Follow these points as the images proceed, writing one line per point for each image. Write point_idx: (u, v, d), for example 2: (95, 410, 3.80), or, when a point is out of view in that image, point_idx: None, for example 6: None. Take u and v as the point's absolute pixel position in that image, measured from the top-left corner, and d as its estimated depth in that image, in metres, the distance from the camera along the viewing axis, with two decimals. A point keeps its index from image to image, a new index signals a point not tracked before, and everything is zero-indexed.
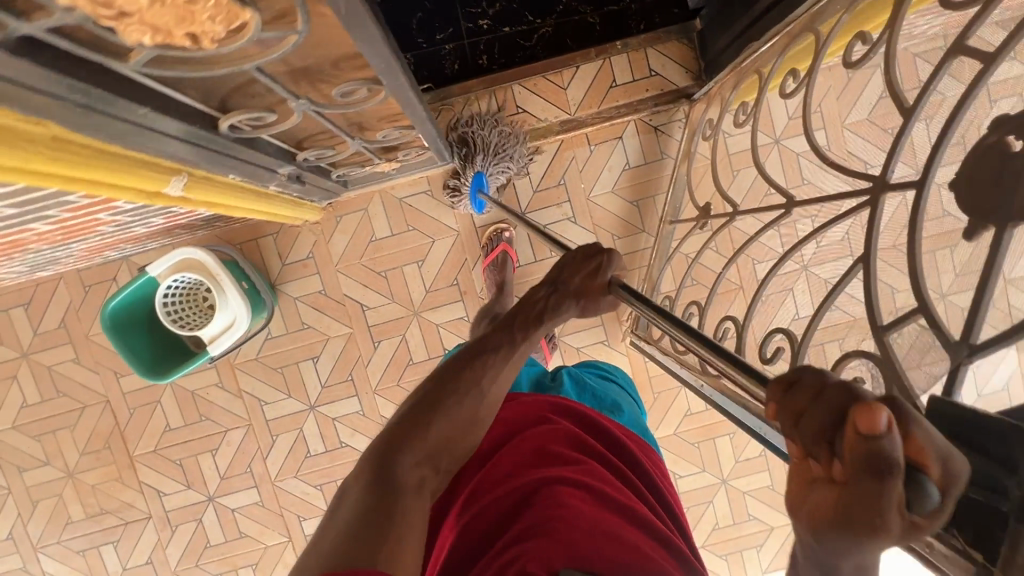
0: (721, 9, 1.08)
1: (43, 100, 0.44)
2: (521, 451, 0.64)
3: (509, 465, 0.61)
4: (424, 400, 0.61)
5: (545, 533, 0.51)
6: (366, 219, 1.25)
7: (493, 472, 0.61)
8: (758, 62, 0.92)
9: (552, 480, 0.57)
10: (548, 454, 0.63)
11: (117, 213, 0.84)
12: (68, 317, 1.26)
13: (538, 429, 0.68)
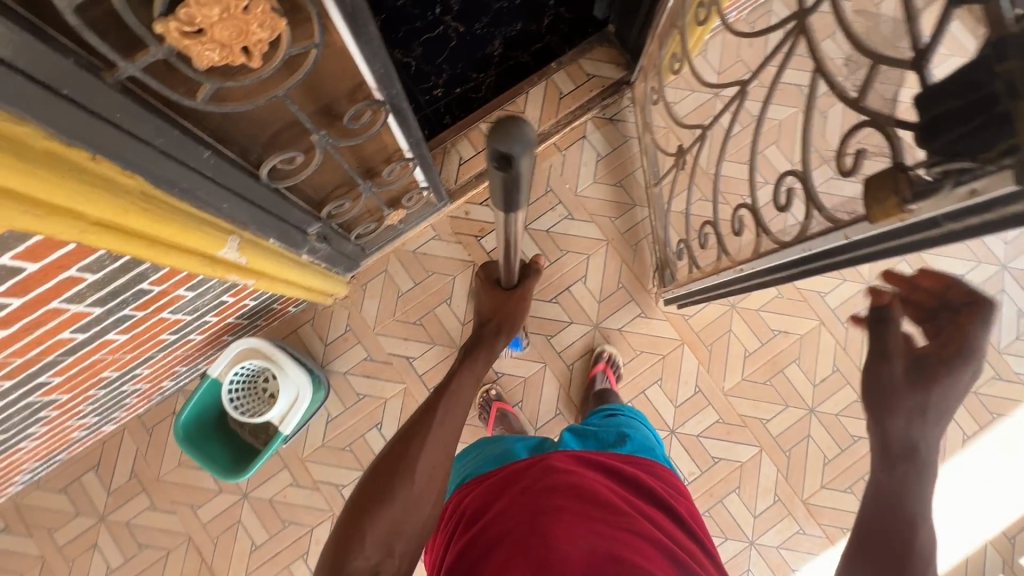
0: (623, 10, 1.29)
1: (133, 146, 0.54)
2: (511, 493, 0.73)
3: (495, 513, 0.70)
4: (381, 471, 0.69)
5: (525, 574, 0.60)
6: (389, 279, 1.34)
7: (483, 522, 0.70)
8: (671, 18, 1.08)
9: (534, 518, 0.67)
10: (536, 497, 0.70)
11: (178, 308, 0.92)
12: (137, 465, 1.29)
13: (530, 474, 0.76)
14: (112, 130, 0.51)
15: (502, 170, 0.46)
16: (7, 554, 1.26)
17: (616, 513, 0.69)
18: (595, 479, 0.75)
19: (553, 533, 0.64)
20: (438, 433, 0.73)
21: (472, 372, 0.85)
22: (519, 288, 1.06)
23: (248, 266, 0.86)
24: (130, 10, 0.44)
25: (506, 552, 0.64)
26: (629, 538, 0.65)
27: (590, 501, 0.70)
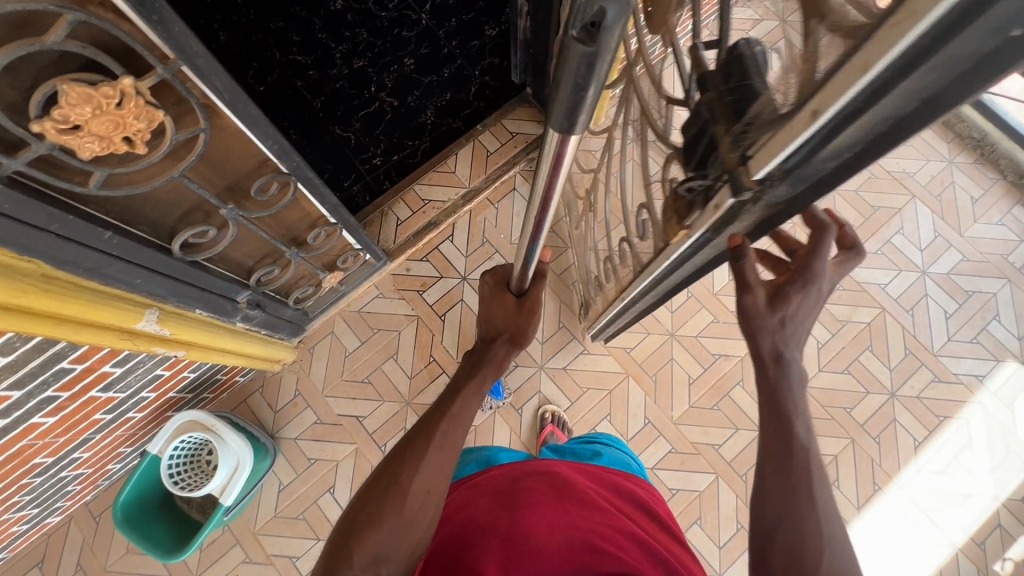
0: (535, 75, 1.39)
1: (28, 232, 0.59)
2: (493, 497, 0.74)
3: (480, 504, 0.72)
4: (373, 488, 0.67)
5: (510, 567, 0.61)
6: (335, 340, 1.37)
7: (468, 523, 0.70)
8: None
9: (520, 511, 0.69)
10: (518, 500, 0.72)
11: (110, 385, 0.94)
12: (84, 557, 1.25)
13: (513, 479, 0.77)
14: (4, 221, 0.56)
15: (586, 45, 0.26)
16: None
17: (597, 511, 0.72)
18: (579, 480, 0.79)
19: (538, 528, 0.67)
20: (436, 459, 0.70)
21: (478, 390, 0.79)
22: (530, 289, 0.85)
23: (174, 337, 0.90)
24: (6, 114, 0.50)
25: (491, 536, 0.66)
26: (610, 532, 0.68)
27: (572, 501, 0.73)
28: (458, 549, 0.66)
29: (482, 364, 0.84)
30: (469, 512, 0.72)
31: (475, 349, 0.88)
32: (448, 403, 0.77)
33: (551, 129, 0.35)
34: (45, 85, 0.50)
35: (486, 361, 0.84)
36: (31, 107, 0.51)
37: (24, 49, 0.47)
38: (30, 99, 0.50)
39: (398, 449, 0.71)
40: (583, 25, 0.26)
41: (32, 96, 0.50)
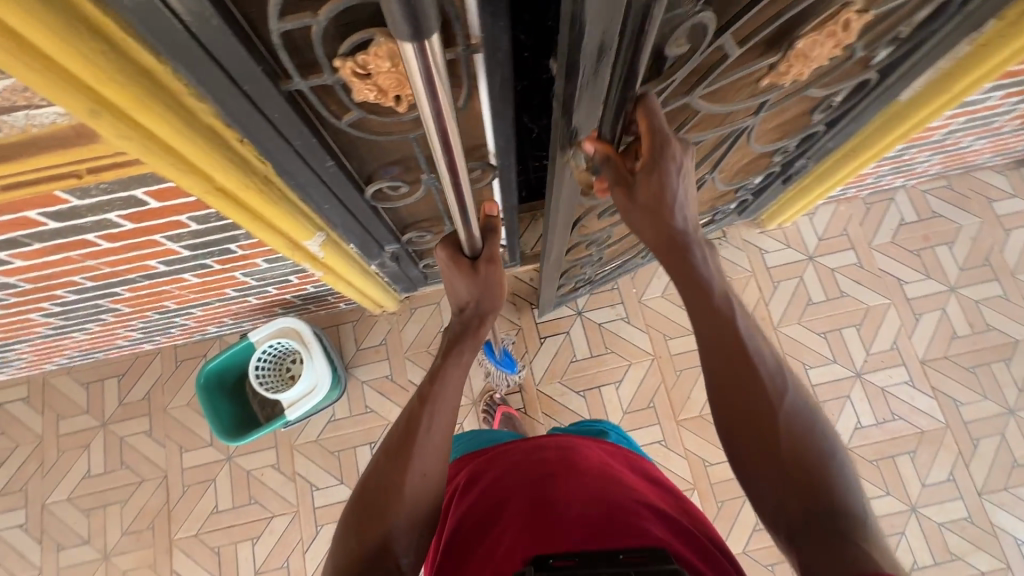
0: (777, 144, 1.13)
1: (278, 141, 0.62)
2: (508, 470, 0.72)
3: (493, 481, 0.71)
4: (380, 477, 0.70)
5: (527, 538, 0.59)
6: (437, 312, 1.38)
7: (485, 499, 0.69)
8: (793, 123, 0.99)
9: (529, 490, 0.66)
10: (532, 474, 0.69)
11: (251, 273, 1.00)
12: (154, 389, 1.36)
13: (528, 453, 0.74)
14: (264, 124, 0.58)
15: None
16: (14, 421, 1.35)
17: (602, 484, 0.67)
18: (588, 454, 0.74)
19: (546, 502, 0.64)
20: (428, 442, 0.72)
21: (459, 365, 0.79)
22: (486, 250, 0.82)
23: (323, 261, 0.94)
24: (322, 43, 0.51)
25: (503, 518, 0.64)
26: (624, 508, 0.62)
27: (575, 473, 0.69)
28: (472, 531, 0.65)
29: (466, 333, 0.84)
30: (483, 489, 0.71)
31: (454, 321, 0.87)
32: (431, 386, 0.77)
33: (405, 43, 0.36)
34: (365, 31, 0.50)
35: (465, 331, 0.84)
36: (343, 45, 0.52)
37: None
38: (346, 39, 0.51)
39: (388, 444, 0.73)
40: None
41: (348, 38, 0.51)
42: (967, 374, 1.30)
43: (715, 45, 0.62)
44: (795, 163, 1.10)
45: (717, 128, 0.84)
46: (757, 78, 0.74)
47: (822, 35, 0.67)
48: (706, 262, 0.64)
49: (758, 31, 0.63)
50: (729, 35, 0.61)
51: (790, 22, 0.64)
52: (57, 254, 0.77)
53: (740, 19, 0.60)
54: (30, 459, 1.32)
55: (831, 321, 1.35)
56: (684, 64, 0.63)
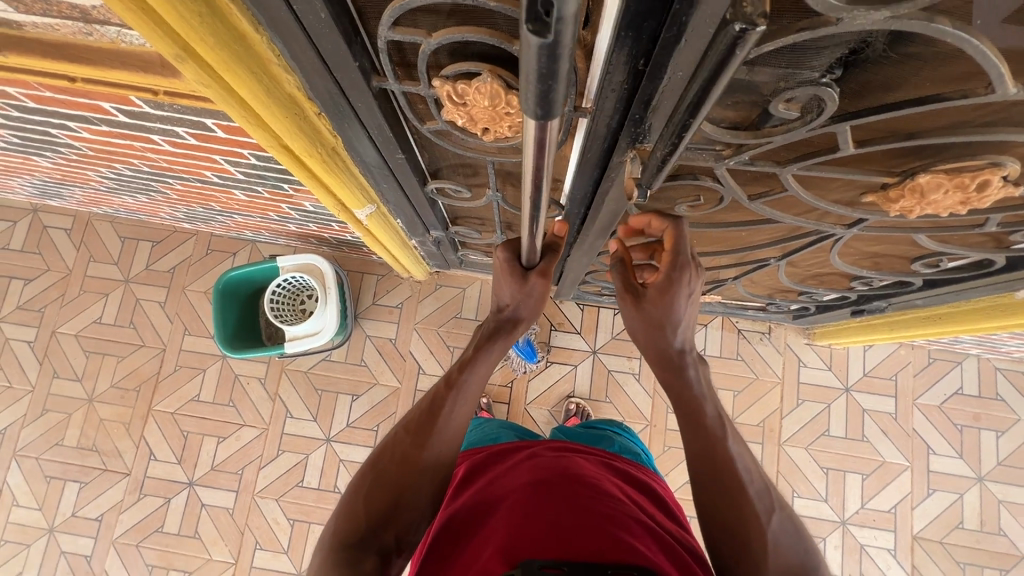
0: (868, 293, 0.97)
1: (355, 125, 0.59)
2: (504, 473, 0.67)
3: (487, 481, 0.67)
4: (385, 460, 0.67)
5: (513, 541, 0.54)
6: (460, 297, 1.37)
7: (472, 500, 0.64)
8: (894, 267, 0.85)
9: (527, 494, 0.61)
10: (524, 478, 0.65)
11: (296, 209, 1.00)
12: (180, 266, 1.40)
13: (523, 458, 0.70)
14: (346, 107, 0.55)
15: (539, 33, 0.22)
16: (52, 246, 1.42)
17: (598, 494, 0.62)
18: (582, 463, 0.69)
19: (538, 511, 0.58)
20: (447, 431, 0.68)
21: (488, 363, 0.73)
22: (543, 263, 0.68)
23: (363, 227, 0.92)
24: (425, 61, 0.48)
25: (491, 522, 0.59)
26: (621, 521, 0.58)
27: (572, 481, 0.63)
28: (456, 536, 0.60)
29: (498, 334, 0.74)
30: (477, 489, 0.66)
31: (489, 320, 0.77)
32: (456, 373, 0.72)
33: (529, 119, 0.29)
34: (475, 64, 0.47)
35: (501, 332, 0.74)
36: (448, 71, 0.48)
37: (493, 41, 0.43)
38: (451, 65, 0.48)
39: (408, 420, 0.70)
40: (539, 14, 0.22)
41: (453, 65, 0.48)
42: (955, 568, 1.23)
43: (824, 130, 0.43)
44: (873, 302, 1.01)
45: (799, 220, 0.63)
46: (863, 187, 0.54)
47: (951, 183, 0.46)
48: (698, 378, 0.63)
49: (888, 139, 0.44)
50: (849, 125, 0.41)
51: (926, 145, 0.45)
52: (122, 139, 0.77)
53: (871, 115, 0.40)
54: (54, 287, 1.40)
55: (840, 460, 1.27)
56: (785, 132, 0.43)
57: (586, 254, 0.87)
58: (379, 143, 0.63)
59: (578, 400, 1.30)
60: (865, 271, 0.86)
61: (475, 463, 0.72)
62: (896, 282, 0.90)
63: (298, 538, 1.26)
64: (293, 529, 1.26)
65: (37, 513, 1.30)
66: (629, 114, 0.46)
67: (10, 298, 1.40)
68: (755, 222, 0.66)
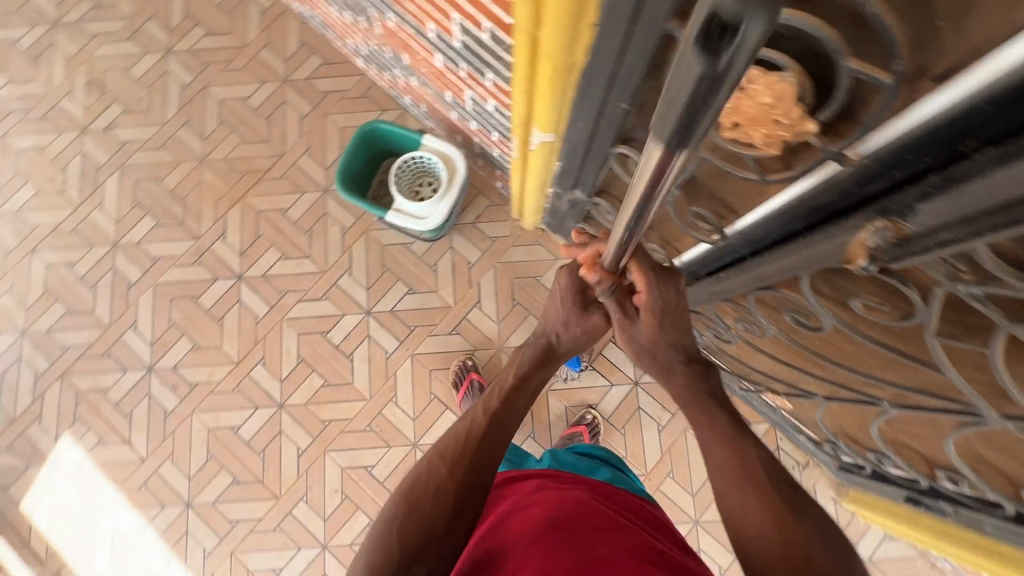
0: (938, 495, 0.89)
1: (611, 55, 0.58)
2: (514, 507, 0.69)
3: (503, 518, 0.68)
4: (414, 501, 0.64)
5: None
6: (549, 263, 1.36)
7: (493, 540, 0.65)
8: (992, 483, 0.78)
9: (542, 534, 0.63)
10: (536, 513, 0.67)
11: (475, 101, 1.01)
12: (334, 94, 1.45)
13: (527, 489, 0.72)
14: (619, 35, 0.54)
15: (708, 50, 0.24)
16: (244, 16, 1.49)
17: (614, 528, 0.66)
18: (580, 493, 0.72)
19: (557, 542, 0.62)
20: (479, 457, 0.68)
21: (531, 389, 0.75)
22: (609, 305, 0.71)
23: (528, 151, 0.93)
24: None
25: (515, 561, 0.61)
26: (639, 553, 0.62)
27: (583, 513, 0.67)
28: (480, 569, 0.62)
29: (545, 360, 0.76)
30: (496, 519, 0.68)
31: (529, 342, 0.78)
32: (494, 403, 0.72)
33: (666, 142, 0.35)
34: (783, 58, 0.44)
35: (548, 365, 0.76)
36: None
37: (823, 48, 0.41)
38: None
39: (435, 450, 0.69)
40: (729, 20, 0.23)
41: (759, 47, 0.45)
42: None
43: None
44: (931, 504, 0.92)
45: (959, 382, 0.56)
46: None
47: None
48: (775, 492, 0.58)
49: None
50: None
51: None
52: None
53: None
54: (227, 51, 1.48)
55: None
56: None
57: (715, 291, 0.84)
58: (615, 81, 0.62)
59: (596, 414, 1.29)
60: (958, 473, 0.78)
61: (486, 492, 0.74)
62: (974, 503, 0.81)
63: (297, 375, 1.32)
64: (298, 366, 1.32)
65: (112, 225, 1.40)
66: (909, 191, 0.42)
67: (187, 39, 1.49)
68: (909, 358, 0.61)
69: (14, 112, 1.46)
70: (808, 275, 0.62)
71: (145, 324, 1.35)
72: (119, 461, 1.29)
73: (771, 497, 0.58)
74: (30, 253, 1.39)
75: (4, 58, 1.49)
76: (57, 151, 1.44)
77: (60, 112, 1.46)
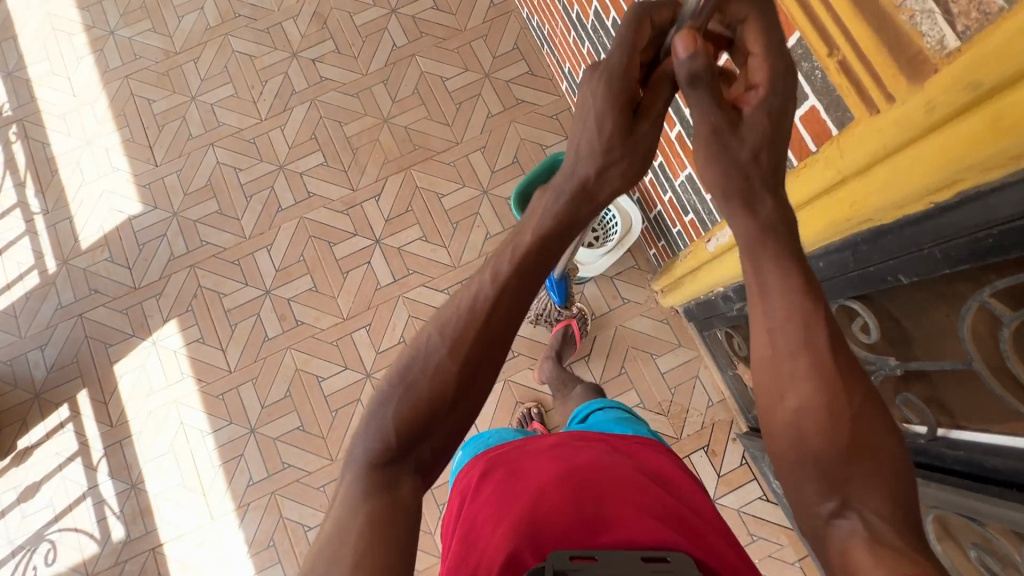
0: None
1: (932, 236, 0.54)
2: (521, 461, 0.67)
3: (509, 469, 0.66)
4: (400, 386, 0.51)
5: (543, 537, 0.55)
6: (670, 346, 1.32)
7: (499, 486, 0.63)
8: None
9: (550, 485, 0.61)
10: (543, 467, 0.65)
11: (689, 180, 0.98)
12: (527, 105, 1.46)
13: (537, 449, 0.69)
14: (971, 223, 0.49)
15: None
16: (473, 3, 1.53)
17: (626, 484, 0.62)
18: (592, 451, 0.68)
19: (565, 495, 0.60)
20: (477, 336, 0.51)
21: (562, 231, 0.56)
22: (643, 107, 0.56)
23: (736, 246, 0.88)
24: None
25: (518, 504, 0.59)
26: (651, 508, 0.58)
27: (596, 476, 0.62)
28: (485, 511, 0.60)
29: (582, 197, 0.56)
30: (504, 471, 0.66)
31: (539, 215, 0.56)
32: (505, 266, 0.52)
33: None
34: None
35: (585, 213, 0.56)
36: None
37: None
38: None
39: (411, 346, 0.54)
40: None
41: None
42: None
43: None
44: None
45: None
46: None
47: None
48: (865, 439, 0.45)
49: None
50: None
51: None
52: None
53: None
54: (445, 28, 1.52)
55: None
56: None
57: None
58: (918, 253, 0.57)
59: None
60: None
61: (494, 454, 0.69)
62: None
63: (394, 354, 1.33)
64: (398, 345, 1.33)
65: (284, 148, 1.46)
66: None
67: (415, 6, 1.53)
68: None
69: (241, 16, 1.55)
70: (983, 518, 0.62)
71: (278, 250, 1.40)
72: (208, 364, 1.34)
73: (816, 371, 0.44)
74: (207, 146, 1.47)
75: None
76: (264, 64, 1.51)
77: (280, 30, 1.53)
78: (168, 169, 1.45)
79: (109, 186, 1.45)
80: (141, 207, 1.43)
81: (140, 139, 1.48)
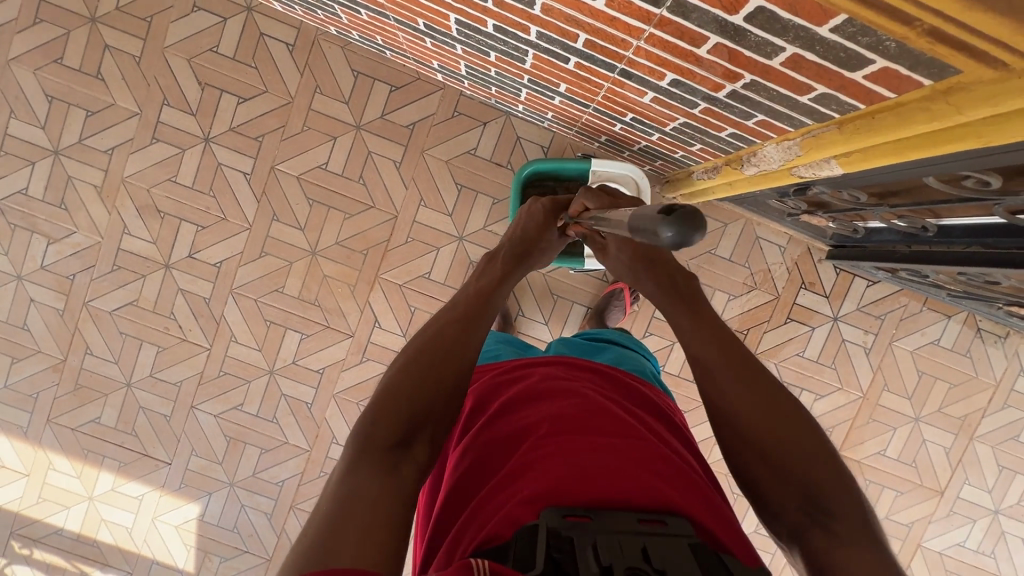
0: None
1: None
2: (512, 404, 0.57)
3: (498, 414, 0.56)
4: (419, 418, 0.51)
5: (532, 486, 0.46)
6: (719, 233, 1.32)
7: (489, 437, 0.54)
8: None
9: (541, 432, 0.51)
10: (531, 414, 0.55)
11: (681, 124, 0.86)
12: (421, 124, 1.23)
13: (530, 385, 0.60)
14: None
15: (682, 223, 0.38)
16: (271, 61, 1.20)
17: (620, 422, 0.53)
18: (587, 388, 0.59)
19: (555, 442, 0.50)
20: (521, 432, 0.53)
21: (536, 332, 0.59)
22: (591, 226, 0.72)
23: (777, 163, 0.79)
24: None
25: (509, 462, 0.50)
26: (653, 457, 0.49)
27: (594, 410, 0.55)
28: (468, 469, 0.51)
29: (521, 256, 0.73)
30: (492, 415, 0.56)
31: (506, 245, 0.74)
32: None
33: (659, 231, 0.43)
34: None
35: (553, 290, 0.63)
36: None
37: None
38: None
39: (442, 380, 0.53)
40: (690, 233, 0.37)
41: None
42: None
43: None
44: None
45: None
46: None
47: None
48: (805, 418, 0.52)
49: None
50: None
51: None
52: (632, 21, 0.59)
53: None
54: (274, 113, 1.22)
55: (1018, 463, 1.37)
56: None
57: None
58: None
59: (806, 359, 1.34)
60: None
61: (495, 384, 0.62)
62: None
63: None
64: None
65: (258, 353, 1.28)
66: None
67: (222, 116, 1.22)
68: None
69: (78, 274, 1.25)
70: None
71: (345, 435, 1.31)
72: None
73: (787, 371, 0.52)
74: (191, 411, 1.30)
75: (27, 216, 1.23)
76: (152, 299, 1.26)
77: (129, 254, 1.25)
78: (183, 456, 1.31)
79: (152, 512, 1.32)
80: (196, 502, 1.32)
81: (129, 456, 1.30)
